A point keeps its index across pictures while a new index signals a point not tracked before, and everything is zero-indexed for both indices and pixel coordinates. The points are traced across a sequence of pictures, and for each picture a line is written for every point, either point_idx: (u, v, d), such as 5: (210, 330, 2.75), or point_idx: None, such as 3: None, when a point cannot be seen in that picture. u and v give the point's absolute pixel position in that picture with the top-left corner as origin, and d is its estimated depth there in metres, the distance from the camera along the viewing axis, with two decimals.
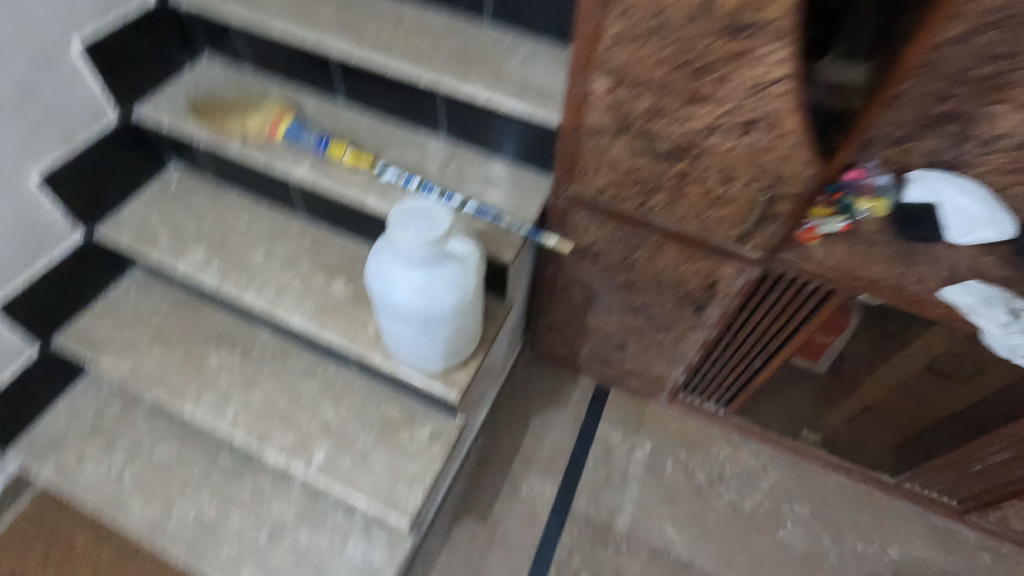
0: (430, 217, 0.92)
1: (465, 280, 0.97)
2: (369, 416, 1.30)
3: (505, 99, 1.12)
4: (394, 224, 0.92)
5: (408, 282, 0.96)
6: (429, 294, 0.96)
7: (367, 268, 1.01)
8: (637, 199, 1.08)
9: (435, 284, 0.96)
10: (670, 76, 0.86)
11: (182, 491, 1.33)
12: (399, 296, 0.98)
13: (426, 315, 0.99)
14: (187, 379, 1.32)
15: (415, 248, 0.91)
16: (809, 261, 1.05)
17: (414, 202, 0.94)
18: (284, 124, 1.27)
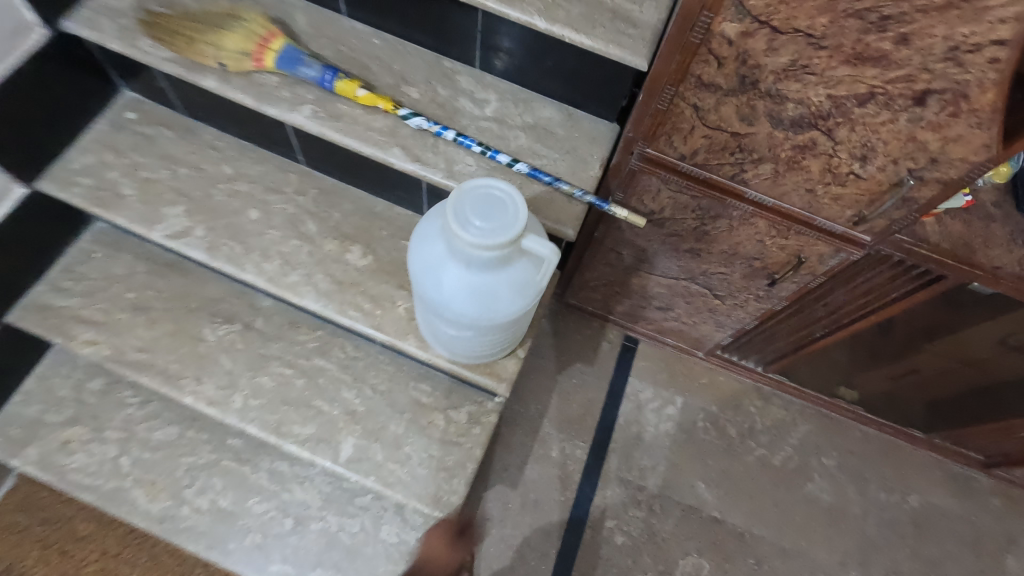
0: (500, 209, 0.73)
1: (535, 282, 0.80)
2: (398, 398, 1.16)
3: (569, 32, 0.89)
4: (454, 218, 0.72)
5: (465, 286, 0.78)
6: (491, 299, 0.79)
7: (410, 262, 0.82)
8: (733, 168, 0.88)
9: (499, 288, 0.78)
10: (833, 27, 0.63)
11: (192, 478, 1.21)
12: (452, 301, 0.80)
13: (485, 321, 0.82)
14: (182, 361, 1.14)
15: (481, 250, 0.73)
16: (923, 244, 0.90)
17: (475, 187, 0.74)
18: (274, 49, 0.98)
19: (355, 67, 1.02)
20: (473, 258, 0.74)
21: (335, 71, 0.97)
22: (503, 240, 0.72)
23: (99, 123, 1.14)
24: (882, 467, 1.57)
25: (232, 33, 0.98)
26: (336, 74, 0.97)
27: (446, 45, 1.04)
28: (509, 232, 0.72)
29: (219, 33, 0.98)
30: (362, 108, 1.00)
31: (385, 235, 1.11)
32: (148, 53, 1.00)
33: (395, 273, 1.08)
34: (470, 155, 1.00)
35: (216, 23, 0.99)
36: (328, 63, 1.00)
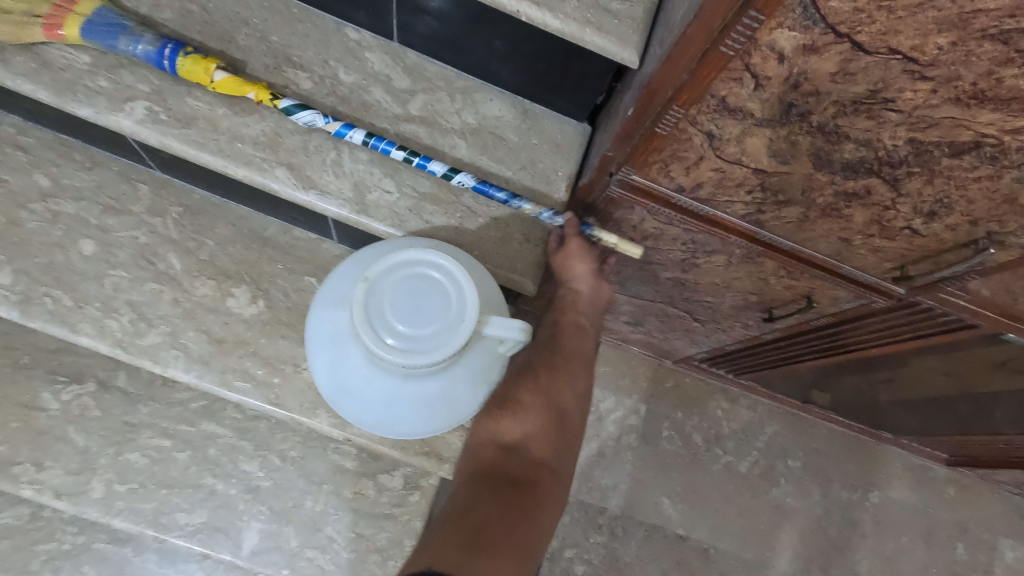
0: (431, 297, 0.49)
1: (500, 367, 0.57)
2: (314, 467, 0.93)
3: (526, 6, 0.61)
4: (368, 331, 0.47)
5: (405, 407, 0.54)
6: (449, 406, 0.55)
7: (318, 383, 0.57)
8: (746, 208, 0.66)
9: (452, 395, 0.55)
10: (954, 52, 0.40)
11: (54, 571, 0.96)
12: (392, 425, 0.56)
13: (444, 429, 0.59)
14: (16, 442, 0.86)
15: (423, 365, 0.49)
16: (963, 295, 0.69)
17: (389, 271, 0.49)
18: (81, 13, 0.66)
19: (212, 40, 0.70)
20: (408, 375, 0.50)
21: (176, 44, 0.65)
22: (450, 342, 0.48)
23: None
24: (846, 464, 1.50)
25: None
26: (174, 50, 0.65)
27: (347, 7, 0.72)
28: (454, 329, 0.49)
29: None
30: (226, 105, 0.69)
31: (280, 270, 0.83)
32: None
33: (295, 324, 0.82)
34: (388, 176, 0.72)
35: None
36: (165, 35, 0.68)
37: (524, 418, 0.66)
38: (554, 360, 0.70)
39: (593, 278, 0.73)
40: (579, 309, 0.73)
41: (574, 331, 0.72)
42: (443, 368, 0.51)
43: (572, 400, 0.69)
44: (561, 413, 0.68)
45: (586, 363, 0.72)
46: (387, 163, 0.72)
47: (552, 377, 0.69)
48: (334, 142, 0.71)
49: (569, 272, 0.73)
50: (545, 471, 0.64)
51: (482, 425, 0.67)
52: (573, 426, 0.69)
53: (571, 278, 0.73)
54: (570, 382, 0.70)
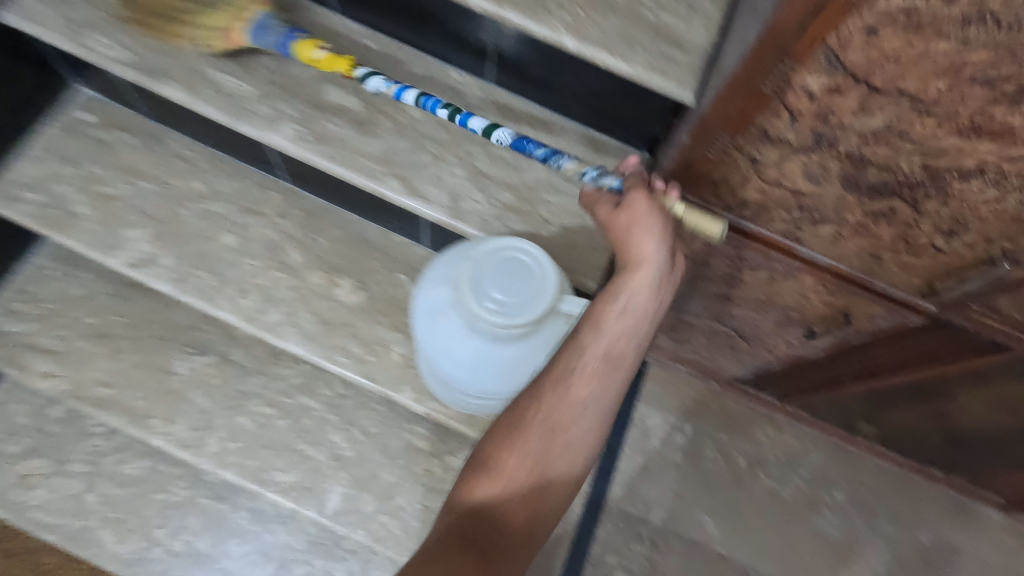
0: (520, 275, 0.62)
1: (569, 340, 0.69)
2: (389, 443, 1.06)
3: (604, 54, 0.75)
4: (472, 296, 0.60)
5: (490, 365, 0.67)
6: (525, 369, 0.68)
7: (420, 344, 0.71)
8: (786, 226, 0.76)
9: (529, 359, 0.67)
10: (950, 93, 0.50)
11: (165, 518, 1.12)
12: (478, 381, 0.69)
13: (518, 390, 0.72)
14: (151, 400, 1.03)
15: (510, 329, 0.61)
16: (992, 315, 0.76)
17: (489, 252, 0.62)
18: (248, 14, 0.82)
19: (347, 78, 0.88)
20: (498, 335, 0.63)
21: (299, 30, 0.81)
22: (534, 312, 0.60)
23: (47, 126, 0.99)
24: (894, 501, 1.49)
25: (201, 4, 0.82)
26: (296, 33, 0.81)
27: (453, 53, 0.89)
28: (537, 301, 0.61)
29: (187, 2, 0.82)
30: (353, 128, 0.86)
31: (378, 267, 0.98)
32: (95, 52, 0.84)
33: (388, 312, 0.96)
34: (478, 189, 0.86)
35: None
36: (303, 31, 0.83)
37: (502, 486, 0.59)
38: (559, 410, 0.61)
39: (663, 259, 0.65)
40: (633, 306, 0.64)
41: (586, 373, 0.62)
42: (526, 333, 0.64)
43: (565, 465, 0.60)
44: (545, 482, 0.60)
45: (594, 418, 0.62)
46: (478, 179, 0.87)
47: (544, 438, 0.61)
48: (436, 160, 0.86)
49: (637, 252, 0.65)
50: (514, 551, 0.57)
51: (460, 482, 0.61)
52: (561, 499, 0.61)
53: (636, 259, 0.65)
54: (567, 447, 0.61)
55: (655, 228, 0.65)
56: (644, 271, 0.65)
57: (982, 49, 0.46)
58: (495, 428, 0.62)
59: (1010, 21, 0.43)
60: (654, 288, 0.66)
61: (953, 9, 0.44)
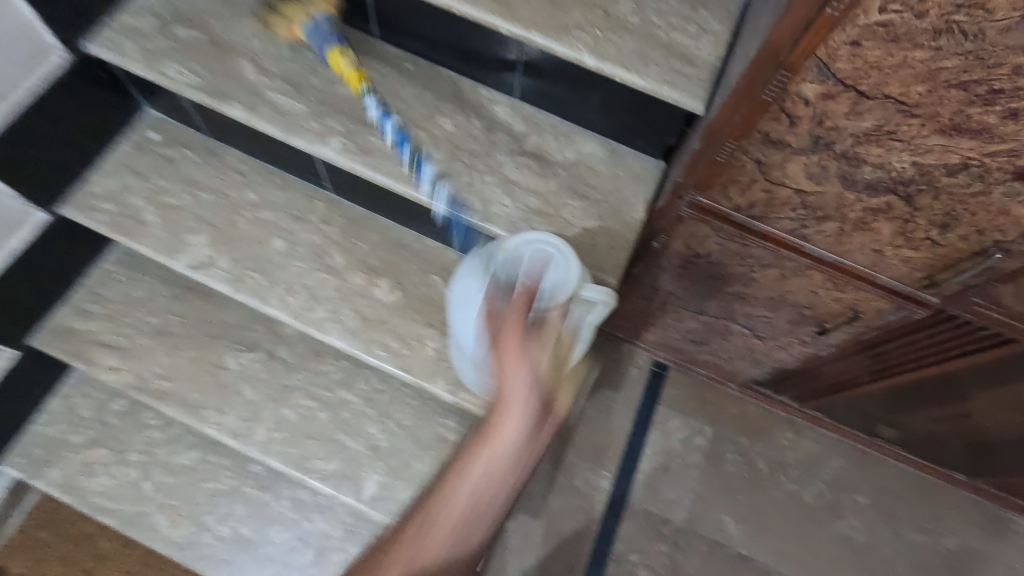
0: None
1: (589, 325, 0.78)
2: (422, 435, 1.12)
3: (621, 71, 0.83)
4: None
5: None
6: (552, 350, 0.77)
7: (456, 327, 0.80)
8: (792, 224, 0.82)
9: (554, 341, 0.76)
10: (931, 97, 0.57)
11: (214, 505, 1.20)
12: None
13: None
14: (205, 393, 1.12)
15: (539, 309, 0.70)
16: (994, 308, 0.80)
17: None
18: (309, 12, 0.92)
19: (388, 97, 0.97)
20: (526, 317, 0.72)
21: (337, 41, 0.92)
22: None
23: (120, 144, 1.10)
24: (918, 506, 1.50)
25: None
26: (335, 42, 0.92)
27: (483, 73, 0.98)
28: None
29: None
30: (393, 141, 0.95)
31: (413, 269, 1.07)
32: (170, 77, 0.95)
33: (422, 310, 1.04)
34: (506, 195, 0.94)
35: None
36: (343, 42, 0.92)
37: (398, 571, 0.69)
38: (448, 507, 0.71)
39: (535, 390, 0.70)
40: (504, 432, 0.71)
41: (479, 463, 0.72)
42: (554, 315, 0.73)
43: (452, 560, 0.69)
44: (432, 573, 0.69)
45: (485, 513, 0.71)
46: (506, 184, 0.95)
47: (437, 529, 0.70)
48: (468, 169, 0.95)
49: (505, 375, 0.71)
50: None
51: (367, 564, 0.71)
52: None
53: (506, 387, 0.71)
54: (457, 536, 0.70)
55: (527, 363, 0.70)
56: (513, 419, 0.71)
57: (954, 56, 0.52)
58: (399, 526, 0.73)
59: (975, 31, 0.50)
60: (507, 461, 0.72)
61: (924, 23, 0.51)
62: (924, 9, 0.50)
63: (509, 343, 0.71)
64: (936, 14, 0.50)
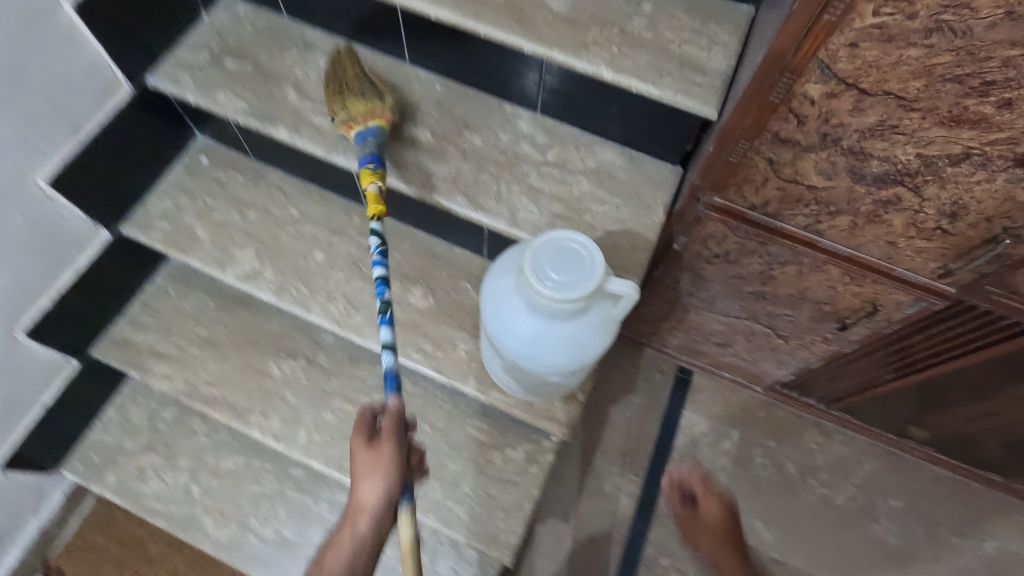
0: (573, 261, 0.73)
1: (617, 317, 0.80)
2: (454, 436, 1.17)
3: (637, 81, 0.89)
4: (534, 278, 0.72)
5: (550, 340, 0.79)
6: (578, 344, 0.79)
7: (489, 326, 0.83)
8: (806, 220, 0.86)
9: (583, 334, 0.79)
10: (928, 91, 0.61)
11: (257, 507, 1.26)
12: (538, 356, 0.81)
13: (573, 365, 0.83)
14: (251, 398, 1.19)
15: (564, 304, 0.73)
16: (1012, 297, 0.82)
17: (546, 242, 0.74)
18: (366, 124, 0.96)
19: (420, 115, 1.05)
20: (556, 312, 0.75)
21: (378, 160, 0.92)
22: (585, 289, 0.72)
23: (175, 168, 1.20)
24: (953, 509, 1.48)
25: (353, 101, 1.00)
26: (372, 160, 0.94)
27: (507, 90, 1.05)
28: (588, 280, 0.72)
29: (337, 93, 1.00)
30: (425, 156, 1.02)
31: (444, 275, 1.13)
32: (222, 104, 1.04)
33: (454, 314, 1.10)
34: (532, 202, 1.00)
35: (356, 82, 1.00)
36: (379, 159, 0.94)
37: None
38: (321, 560, 0.75)
39: (376, 491, 0.75)
40: (362, 506, 0.75)
41: (350, 528, 0.75)
42: (579, 310, 0.75)
43: None
44: None
45: None
46: (531, 193, 1.01)
47: None
48: (495, 180, 1.01)
49: (360, 488, 0.76)
50: None
51: None
52: None
53: (361, 492, 0.76)
54: None
55: (372, 475, 0.76)
56: (364, 501, 0.76)
57: (947, 53, 0.57)
58: None
59: (963, 28, 0.54)
60: (368, 529, 0.74)
61: (916, 23, 0.56)
62: (914, 10, 0.55)
63: (360, 464, 0.77)
64: (926, 14, 0.55)
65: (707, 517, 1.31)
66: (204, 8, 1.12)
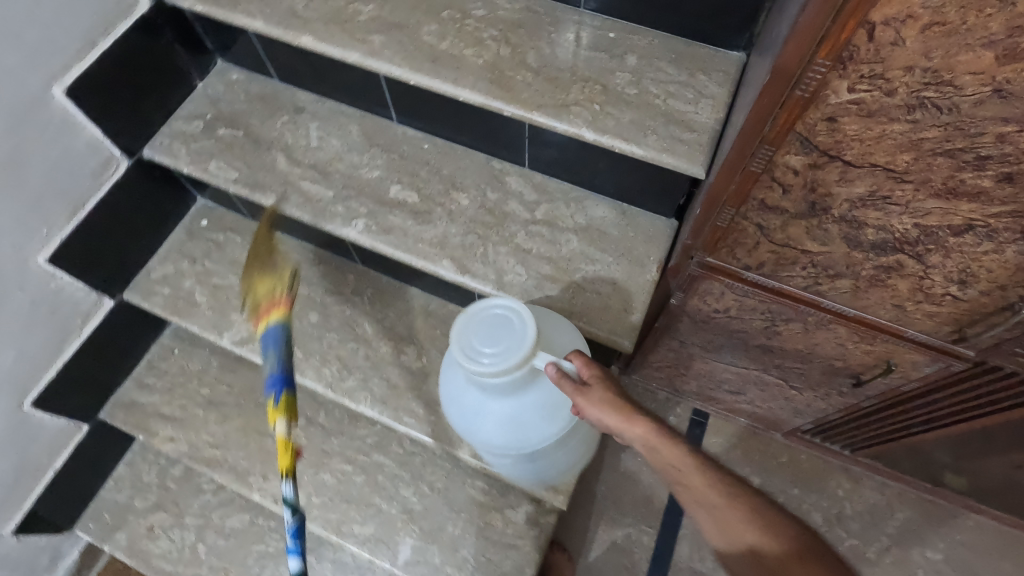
0: (502, 333, 0.77)
1: (557, 397, 0.82)
2: (454, 497, 1.15)
3: (619, 141, 0.86)
4: (460, 351, 0.77)
5: (485, 412, 0.83)
6: (513, 419, 0.82)
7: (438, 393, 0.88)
8: (806, 281, 0.81)
9: (519, 410, 0.82)
10: (918, 163, 0.56)
11: (262, 567, 1.26)
12: (478, 428, 0.85)
13: (513, 442, 0.85)
14: (251, 459, 1.19)
15: (490, 374, 0.77)
16: None
17: (480, 314, 0.79)
18: (265, 322, 0.76)
19: (407, 176, 1.04)
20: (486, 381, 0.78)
21: (288, 386, 0.74)
22: (508, 361, 0.75)
23: (176, 232, 1.22)
24: (998, 561, 1.37)
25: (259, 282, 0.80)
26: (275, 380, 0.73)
27: (495, 147, 1.04)
28: (513, 352, 0.76)
29: (254, 266, 0.83)
30: (413, 220, 1.01)
31: (438, 334, 1.12)
32: (214, 174, 1.06)
33: None
34: (520, 264, 0.97)
35: (264, 263, 0.82)
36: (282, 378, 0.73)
37: None
38: None
39: None
40: None
41: None
42: (510, 383, 0.78)
43: None
44: None
45: None
46: (519, 253, 0.98)
47: None
48: (482, 241, 0.99)
49: None
50: None
51: None
52: None
53: None
54: None
55: None
56: None
57: (933, 127, 0.52)
58: None
59: (948, 105, 0.50)
60: None
61: (896, 99, 0.51)
62: (895, 86, 0.50)
63: None
64: (906, 91, 0.50)
65: (591, 384, 0.77)
66: (199, 77, 1.14)
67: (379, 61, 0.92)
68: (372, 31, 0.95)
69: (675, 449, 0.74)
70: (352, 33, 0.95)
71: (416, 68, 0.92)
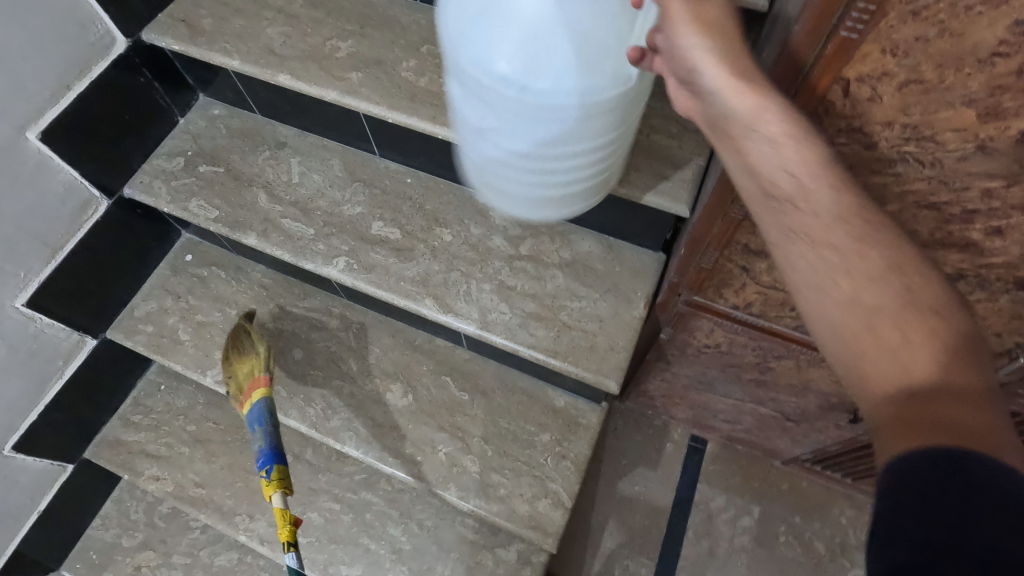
0: None
1: (619, 37, 0.55)
2: (444, 535, 1.12)
3: None
4: None
5: (523, 26, 0.53)
6: (547, 51, 0.54)
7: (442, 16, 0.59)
8: (796, 321, 0.78)
9: (564, 37, 0.53)
10: (903, 215, 0.54)
11: None
12: (496, 53, 0.54)
13: (530, 106, 0.58)
14: (237, 498, 1.17)
15: None
16: None
17: None
18: (251, 399, 0.95)
19: (388, 211, 1.03)
20: None
21: (277, 457, 0.90)
22: None
23: (160, 268, 1.20)
24: None
25: (240, 368, 1.01)
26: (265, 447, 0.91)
27: None
28: None
29: (230, 356, 1.03)
30: (395, 257, 0.99)
31: (424, 370, 1.11)
32: (194, 213, 1.04)
33: (435, 414, 1.06)
34: (505, 302, 0.95)
35: (238, 351, 1.02)
36: (273, 443, 0.91)
37: None
38: None
39: None
40: None
41: None
42: None
43: None
44: None
45: None
46: (504, 291, 0.96)
47: None
48: (466, 276, 0.97)
49: None
50: None
51: None
52: None
53: None
54: None
55: None
56: None
57: (917, 180, 0.51)
58: None
59: (931, 160, 0.48)
60: None
61: (877, 152, 0.50)
62: (876, 139, 0.49)
63: None
64: (887, 145, 0.49)
65: (707, 5, 0.50)
66: (179, 113, 1.13)
67: (356, 100, 0.91)
68: (350, 68, 0.93)
69: (799, 142, 0.48)
70: (329, 70, 0.93)
71: (394, 105, 0.90)
